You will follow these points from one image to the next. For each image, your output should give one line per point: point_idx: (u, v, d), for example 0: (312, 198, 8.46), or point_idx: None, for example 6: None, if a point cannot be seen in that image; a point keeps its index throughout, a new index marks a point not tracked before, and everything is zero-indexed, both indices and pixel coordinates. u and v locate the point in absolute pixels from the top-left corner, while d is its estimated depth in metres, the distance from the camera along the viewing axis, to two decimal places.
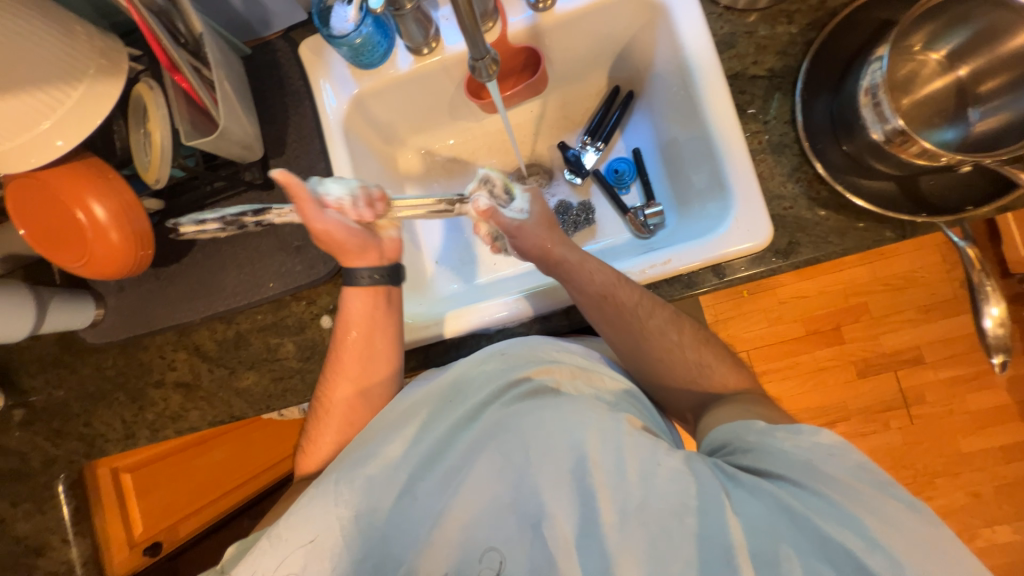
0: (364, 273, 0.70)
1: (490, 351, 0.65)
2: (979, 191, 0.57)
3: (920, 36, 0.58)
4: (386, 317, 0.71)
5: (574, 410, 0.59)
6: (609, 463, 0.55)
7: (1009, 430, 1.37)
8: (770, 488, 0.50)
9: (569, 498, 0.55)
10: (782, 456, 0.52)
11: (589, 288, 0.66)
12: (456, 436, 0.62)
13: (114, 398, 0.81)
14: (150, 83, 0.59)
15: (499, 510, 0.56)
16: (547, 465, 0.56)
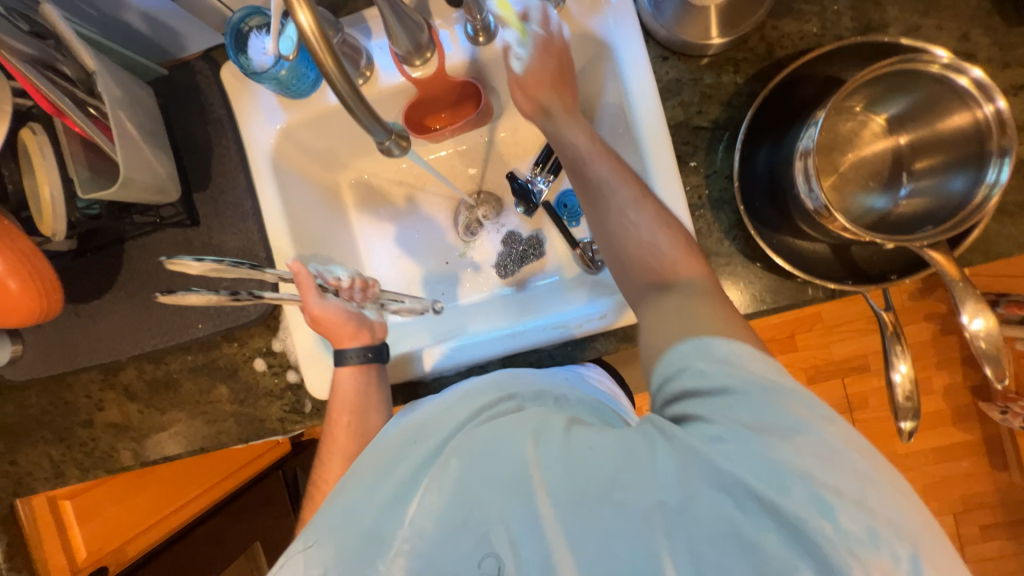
0: (352, 352, 0.65)
1: (452, 388, 0.51)
2: (903, 260, 0.58)
3: (861, 97, 0.57)
4: (369, 392, 0.65)
5: (518, 421, 0.46)
6: (557, 473, 0.43)
7: (941, 434, 1.45)
8: (690, 446, 0.40)
9: (510, 509, 0.44)
10: (706, 392, 0.42)
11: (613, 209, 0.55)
12: (388, 471, 0.47)
13: (39, 436, 0.78)
14: (34, 127, 0.53)
15: (443, 539, 0.44)
16: (489, 481, 0.44)
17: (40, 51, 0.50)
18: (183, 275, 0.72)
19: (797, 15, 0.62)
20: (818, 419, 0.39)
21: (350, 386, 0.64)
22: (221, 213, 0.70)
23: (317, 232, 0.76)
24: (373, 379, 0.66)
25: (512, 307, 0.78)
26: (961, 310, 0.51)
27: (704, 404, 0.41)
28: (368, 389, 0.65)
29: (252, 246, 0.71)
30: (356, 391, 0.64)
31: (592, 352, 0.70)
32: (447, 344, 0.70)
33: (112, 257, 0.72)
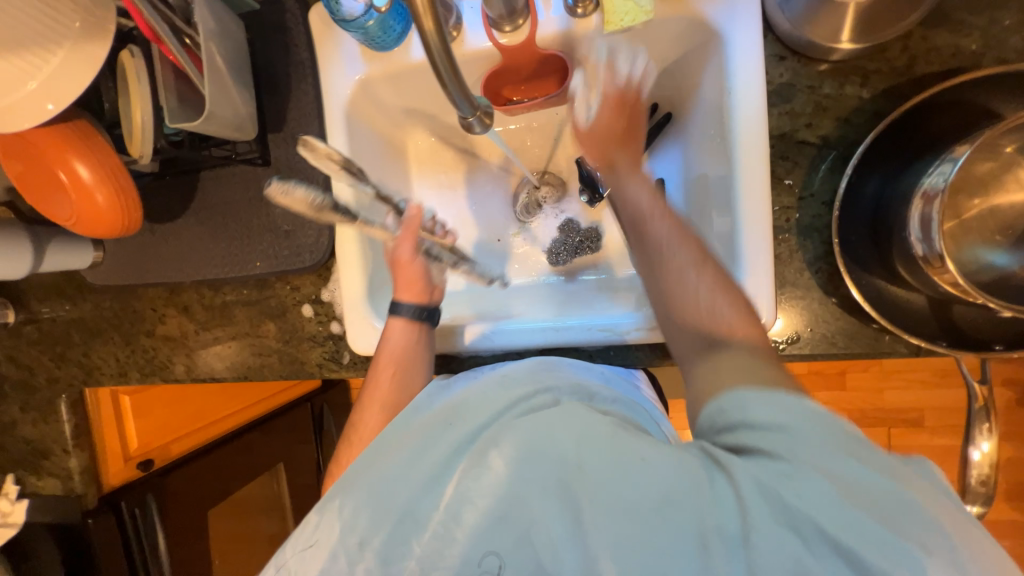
0: (405, 307, 0.65)
1: (490, 376, 0.52)
2: (1016, 332, 0.51)
3: (1015, 137, 0.48)
4: (419, 353, 0.65)
5: (560, 412, 0.45)
6: (598, 468, 0.41)
7: (990, 508, 1.33)
8: (754, 473, 0.37)
9: (551, 503, 0.42)
10: (763, 426, 0.40)
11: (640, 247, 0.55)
12: (425, 438, 0.48)
13: (109, 337, 0.86)
14: (134, 49, 0.55)
15: (489, 524, 0.42)
16: (531, 472, 0.43)
17: None
18: (248, 213, 0.74)
19: (954, 26, 0.52)
20: (886, 464, 0.37)
21: (399, 343, 0.65)
22: (291, 157, 0.71)
23: (378, 190, 0.76)
24: (421, 339, 0.66)
25: (556, 298, 0.76)
26: None
27: (772, 438, 0.39)
28: (421, 351, 0.66)
29: (316, 194, 0.71)
30: (403, 347, 0.65)
31: (633, 360, 0.68)
32: (496, 325, 0.70)
33: (188, 184, 0.75)
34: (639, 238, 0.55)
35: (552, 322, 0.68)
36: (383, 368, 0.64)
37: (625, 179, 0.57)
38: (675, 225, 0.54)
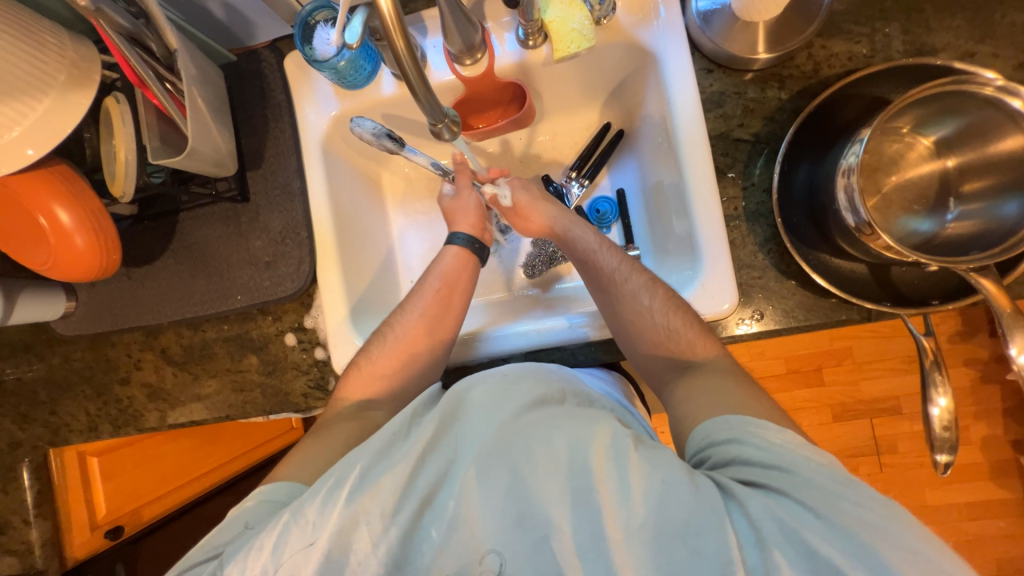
0: (463, 238, 0.75)
1: (491, 373, 0.54)
2: (947, 286, 0.57)
3: (909, 118, 0.56)
4: (470, 284, 0.74)
5: (582, 422, 0.46)
6: (623, 477, 0.42)
7: (978, 489, 1.36)
8: (760, 499, 0.42)
9: (571, 506, 0.42)
10: (759, 463, 0.45)
11: (577, 249, 0.70)
12: (446, 440, 0.48)
13: (79, 390, 0.83)
14: (119, 97, 0.58)
15: (503, 523, 0.43)
16: (551, 474, 0.43)
17: (133, 27, 0.54)
18: (228, 248, 0.75)
19: (847, 35, 0.62)
20: (881, 498, 0.41)
21: (452, 263, 0.75)
22: (271, 191, 0.74)
23: (357, 218, 0.80)
24: (472, 273, 0.75)
25: (542, 306, 0.79)
26: (1009, 342, 0.49)
27: (760, 466, 0.45)
28: (469, 277, 0.75)
29: (296, 224, 0.74)
30: (456, 269, 0.74)
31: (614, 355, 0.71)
32: (495, 329, 0.72)
33: (168, 225, 0.76)
34: (588, 269, 0.69)
35: (555, 318, 0.70)
36: (431, 281, 0.73)
37: (567, 226, 0.72)
38: (621, 259, 0.68)
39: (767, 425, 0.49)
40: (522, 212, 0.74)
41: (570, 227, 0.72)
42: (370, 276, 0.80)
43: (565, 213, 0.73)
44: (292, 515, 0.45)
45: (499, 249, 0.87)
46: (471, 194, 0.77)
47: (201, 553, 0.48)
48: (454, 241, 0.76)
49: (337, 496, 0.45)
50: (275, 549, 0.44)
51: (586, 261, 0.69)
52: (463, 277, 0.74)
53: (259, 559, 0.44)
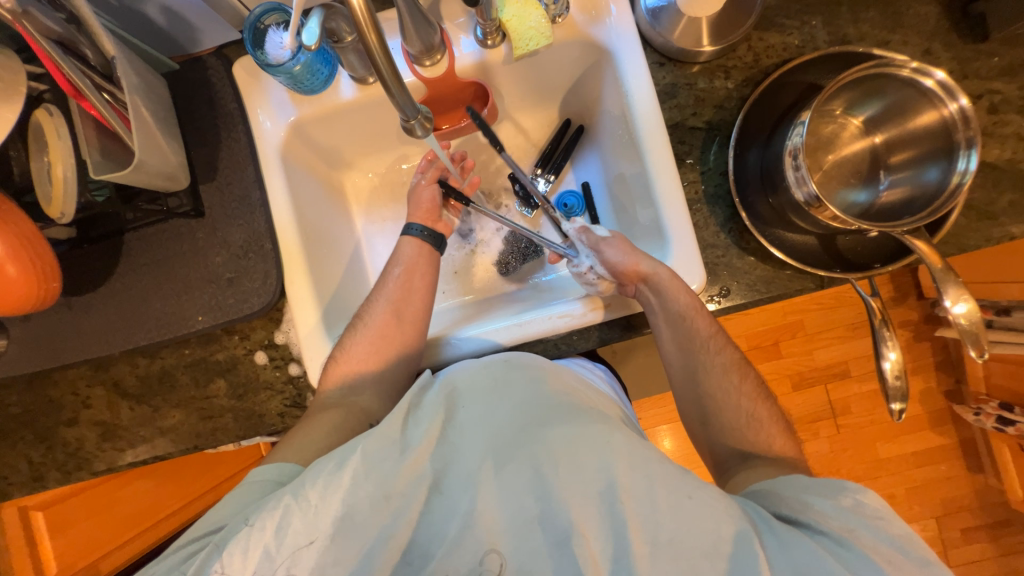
0: (416, 228, 0.78)
1: (494, 360, 0.62)
2: (886, 251, 0.63)
3: (841, 101, 0.62)
4: (431, 268, 0.77)
5: (604, 436, 0.51)
6: (644, 487, 0.47)
7: (920, 438, 1.49)
8: (805, 539, 0.46)
9: (596, 515, 0.47)
10: (821, 512, 0.49)
11: (674, 304, 0.65)
12: (468, 439, 0.54)
13: (18, 437, 0.75)
14: (52, 109, 0.54)
15: (525, 524, 0.47)
16: (575, 480, 0.48)
17: (65, 31, 0.50)
18: (184, 267, 0.71)
19: (780, 28, 0.67)
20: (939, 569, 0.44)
21: (411, 252, 0.77)
22: (228, 205, 0.71)
23: (321, 226, 0.77)
24: (434, 260, 0.78)
25: (518, 301, 0.79)
26: (944, 295, 0.55)
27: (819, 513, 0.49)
28: (428, 262, 0.77)
29: (259, 237, 0.71)
30: (414, 257, 0.76)
31: (596, 342, 0.72)
32: (467, 329, 0.72)
33: (112, 249, 0.71)
34: (682, 328, 0.66)
35: (517, 321, 0.70)
36: (395, 269, 0.76)
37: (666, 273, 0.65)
38: (688, 300, 0.65)
39: (836, 487, 0.51)
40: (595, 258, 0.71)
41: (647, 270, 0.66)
42: (341, 284, 0.77)
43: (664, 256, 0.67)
44: (295, 498, 0.48)
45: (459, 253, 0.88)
46: (426, 186, 0.80)
47: (202, 528, 0.52)
48: (409, 232, 0.78)
49: (340, 481, 0.48)
50: (277, 531, 0.46)
51: (684, 318, 0.65)
52: (424, 263, 0.77)
53: (261, 538, 0.46)
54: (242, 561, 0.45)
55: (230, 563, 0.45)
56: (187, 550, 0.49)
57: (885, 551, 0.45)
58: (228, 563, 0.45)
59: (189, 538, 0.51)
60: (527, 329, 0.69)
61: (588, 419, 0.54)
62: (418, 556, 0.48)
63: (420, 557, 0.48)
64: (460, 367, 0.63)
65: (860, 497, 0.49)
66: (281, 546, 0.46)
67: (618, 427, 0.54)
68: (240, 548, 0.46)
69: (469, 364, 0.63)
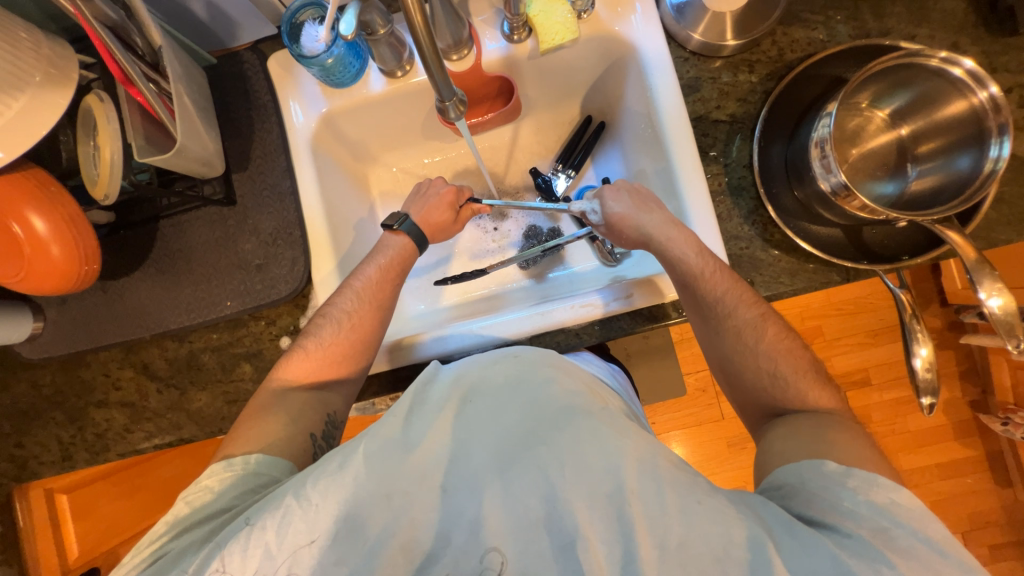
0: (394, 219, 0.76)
1: (503, 355, 0.61)
2: (915, 243, 0.62)
3: (867, 94, 0.62)
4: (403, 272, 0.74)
5: (613, 435, 0.49)
6: (652, 489, 0.46)
7: (945, 448, 1.45)
8: (825, 543, 0.45)
9: (604, 519, 0.46)
10: (850, 513, 0.48)
11: (677, 270, 0.65)
12: (473, 436, 0.52)
13: (50, 417, 0.77)
14: (102, 95, 0.56)
15: (530, 527, 0.46)
16: (581, 482, 0.47)
17: (119, 19, 0.53)
18: (214, 253, 0.73)
19: (804, 23, 0.68)
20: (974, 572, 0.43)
21: (388, 259, 0.73)
22: (259, 193, 0.73)
23: (346, 217, 0.79)
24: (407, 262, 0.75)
25: (535, 296, 0.80)
26: (978, 288, 0.54)
27: (845, 512, 0.48)
28: (404, 258, 0.74)
29: (288, 225, 0.72)
30: (389, 255, 0.74)
31: (617, 333, 0.72)
32: (437, 331, 0.72)
33: (148, 234, 0.73)
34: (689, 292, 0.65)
35: (531, 310, 0.71)
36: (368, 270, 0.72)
37: (666, 244, 0.65)
38: (711, 274, 0.63)
39: (866, 479, 0.50)
40: (620, 225, 0.70)
41: (671, 235, 0.65)
42: None
43: (667, 223, 0.66)
44: (296, 497, 0.48)
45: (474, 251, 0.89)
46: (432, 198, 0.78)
47: (211, 505, 0.54)
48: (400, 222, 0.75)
49: (344, 483, 0.48)
50: (278, 529, 0.47)
51: (687, 284, 0.64)
52: (394, 261, 0.73)
53: (262, 538, 0.46)
54: (241, 561, 0.46)
55: (230, 561, 0.46)
56: (201, 531, 0.51)
57: (918, 557, 0.44)
58: (228, 561, 0.46)
59: (202, 516, 0.53)
60: (540, 316, 0.70)
61: (598, 419, 0.52)
62: (422, 558, 0.47)
63: (424, 557, 0.47)
64: (466, 359, 0.62)
65: (894, 495, 0.48)
66: (283, 544, 0.46)
67: (628, 427, 0.52)
68: (241, 546, 0.47)
69: (479, 357, 0.61)
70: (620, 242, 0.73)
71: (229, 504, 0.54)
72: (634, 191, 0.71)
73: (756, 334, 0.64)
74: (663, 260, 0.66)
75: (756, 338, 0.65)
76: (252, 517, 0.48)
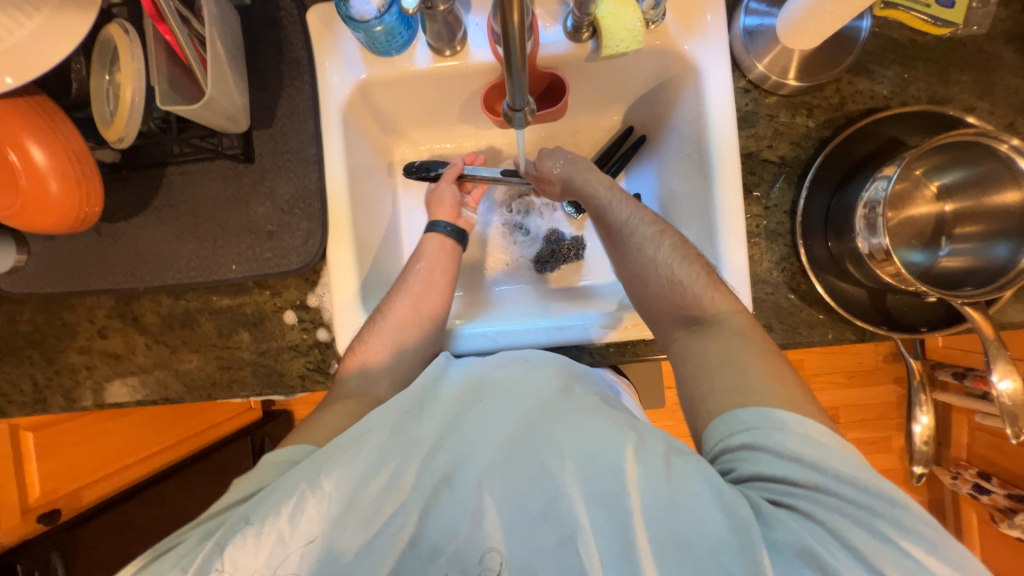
0: (441, 224, 0.76)
1: (514, 359, 0.60)
2: (934, 317, 0.64)
3: (925, 163, 0.62)
4: (453, 265, 0.74)
5: (610, 429, 0.49)
6: (650, 484, 0.45)
7: (895, 490, 1.52)
8: (787, 519, 0.42)
9: (602, 512, 0.45)
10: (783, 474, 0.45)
11: (591, 202, 0.72)
12: (477, 428, 0.52)
13: (25, 356, 0.72)
14: (128, 27, 0.51)
15: (530, 516, 0.46)
16: (580, 474, 0.46)
17: None
18: (223, 211, 0.68)
19: (870, 74, 0.66)
20: None
21: (433, 249, 0.74)
22: (280, 155, 0.68)
23: (368, 194, 0.74)
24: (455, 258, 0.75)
25: (547, 300, 0.79)
26: (991, 368, 0.55)
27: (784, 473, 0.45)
28: (451, 258, 0.75)
29: (307, 194, 0.68)
30: (436, 254, 0.74)
31: (628, 356, 0.71)
32: (467, 330, 0.71)
33: (153, 180, 0.68)
34: (604, 222, 0.71)
35: (539, 323, 0.70)
36: (418, 262, 0.73)
37: (582, 179, 0.72)
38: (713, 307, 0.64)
39: (774, 417, 0.48)
40: (544, 174, 0.76)
41: (589, 176, 0.72)
42: (379, 258, 0.75)
43: (583, 166, 0.74)
44: (308, 483, 0.46)
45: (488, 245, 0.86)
46: (447, 184, 0.78)
47: (235, 494, 0.49)
48: (434, 229, 0.75)
49: (352, 468, 0.47)
50: (291, 517, 0.44)
51: (601, 213, 0.71)
52: (445, 259, 0.74)
53: (276, 524, 0.44)
54: (251, 557, 0.44)
55: (238, 556, 0.44)
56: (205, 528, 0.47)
57: (847, 507, 0.42)
58: (237, 553, 0.43)
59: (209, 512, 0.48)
60: (546, 329, 0.69)
61: (600, 416, 0.52)
62: (427, 549, 0.46)
63: (429, 550, 0.46)
64: (475, 360, 0.62)
65: (803, 430, 0.46)
66: (294, 533, 0.44)
67: (627, 423, 0.51)
68: (250, 535, 0.44)
69: (487, 359, 0.61)
70: (552, 192, 0.78)
71: (250, 493, 0.49)
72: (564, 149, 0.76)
73: (659, 250, 0.65)
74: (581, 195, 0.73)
75: (669, 269, 0.64)
76: (251, 514, 0.45)
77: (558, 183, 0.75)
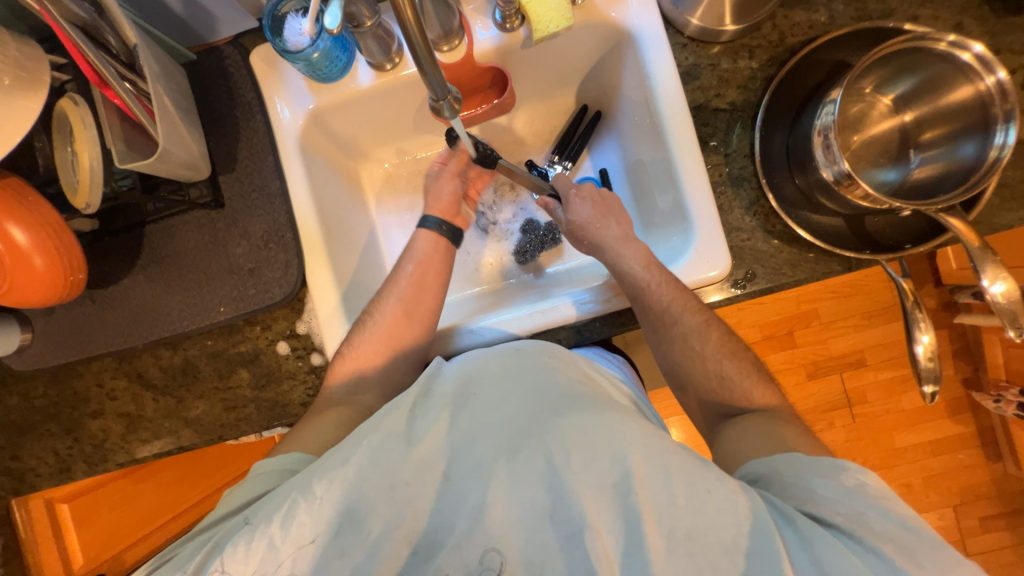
0: (433, 222, 0.75)
1: (506, 350, 0.60)
2: (917, 232, 0.62)
3: (871, 79, 0.61)
4: (444, 264, 0.74)
5: (617, 425, 0.49)
6: (660, 479, 0.45)
7: (938, 426, 1.46)
8: (826, 535, 0.43)
9: (611, 511, 0.45)
10: (826, 498, 0.46)
11: (628, 276, 0.67)
12: (475, 427, 0.51)
13: (45, 429, 0.75)
14: (78, 99, 0.55)
15: (535, 516, 0.45)
16: (587, 470, 0.46)
17: (90, 18, 0.50)
18: (203, 258, 0.71)
19: (805, 5, 0.66)
20: None
21: (425, 247, 0.74)
22: (248, 195, 0.71)
23: (340, 217, 0.76)
24: (445, 254, 0.75)
25: (529, 289, 0.79)
26: (982, 274, 0.54)
27: (829, 497, 0.46)
28: (443, 259, 0.74)
29: (279, 227, 0.71)
30: (428, 253, 0.73)
31: (618, 327, 0.71)
32: (481, 319, 0.71)
33: (134, 240, 0.71)
34: (637, 302, 0.66)
35: (523, 309, 0.69)
36: (406, 265, 0.73)
37: (615, 253, 0.69)
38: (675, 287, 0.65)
39: (836, 465, 0.49)
40: (580, 232, 0.73)
41: (622, 252, 0.68)
42: (360, 276, 0.77)
43: (622, 239, 0.70)
44: (300, 492, 0.47)
45: (474, 243, 0.87)
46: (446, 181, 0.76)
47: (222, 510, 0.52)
48: (425, 225, 0.75)
49: (346, 473, 0.48)
50: (282, 523, 0.46)
51: (640, 292, 0.66)
52: (436, 259, 0.74)
53: (265, 534, 0.45)
54: (242, 560, 0.45)
55: (230, 563, 0.45)
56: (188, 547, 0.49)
57: (893, 537, 0.43)
58: (227, 560, 0.45)
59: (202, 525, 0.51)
60: (532, 318, 0.68)
61: (604, 407, 0.51)
62: (424, 547, 0.46)
63: (426, 548, 0.46)
64: (470, 354, 0.60)
65: (863, 477, 0.47)
66: (286, 538, 0.45)
67: (631, 415, 0.51)
68: (242, 542, 0.45)
69: (480, 353, 0.60)
70: (577, 244, 0.75)
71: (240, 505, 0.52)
72: (603, 197, 0.74)
73: (705, 344, 0.66)
74: (611, 265, 0.69)
75: (713, 361, 0.67)
76: (252, 516, 0.48)
77: (588, 245, 0.73)
